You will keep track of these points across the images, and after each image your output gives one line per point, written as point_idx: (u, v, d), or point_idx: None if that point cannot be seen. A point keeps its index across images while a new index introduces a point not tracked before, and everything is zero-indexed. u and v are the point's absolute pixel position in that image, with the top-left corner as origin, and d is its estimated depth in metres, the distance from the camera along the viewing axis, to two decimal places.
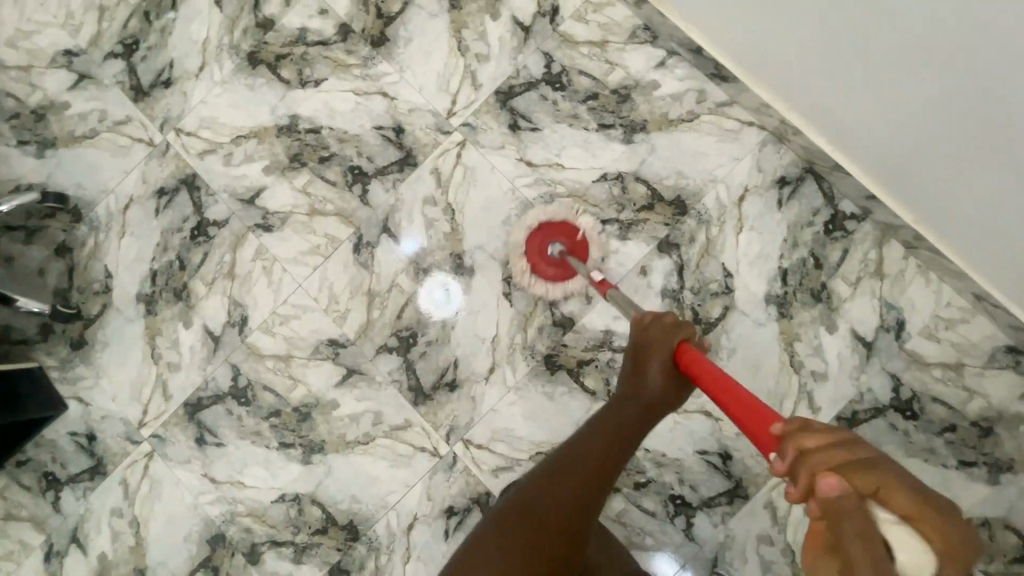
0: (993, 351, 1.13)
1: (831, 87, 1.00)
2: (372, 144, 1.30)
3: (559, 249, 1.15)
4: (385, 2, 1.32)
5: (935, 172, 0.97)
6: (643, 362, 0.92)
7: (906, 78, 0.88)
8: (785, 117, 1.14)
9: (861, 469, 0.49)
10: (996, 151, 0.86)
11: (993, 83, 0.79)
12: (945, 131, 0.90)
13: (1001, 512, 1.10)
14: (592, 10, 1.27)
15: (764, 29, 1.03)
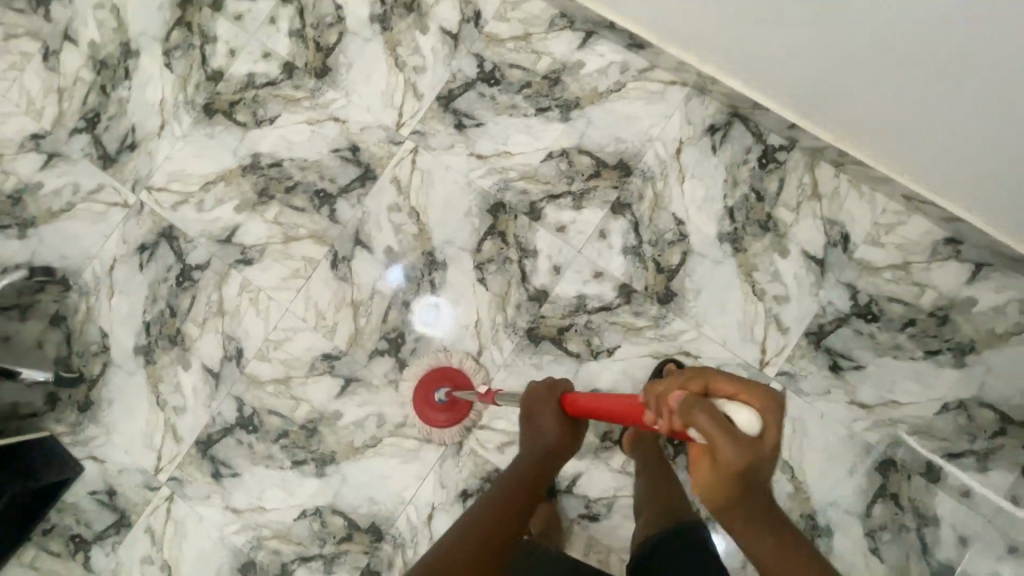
0: (934, 246, 1.22)
1: (813, 75, 1.07)
2: (332, 167, 1.38)
3: (443, 394, 1.23)
4: (321, 36, 1.42)
5: (919, 149, 1.07)
6: (537, 417, 1.04)
7: (911, 77, 0.95)
8: (700, 70, 1.24)
9: (693, 377, 0.67)
10: (979, 143, 0.98)
11: (992, 93, 0.89)
12: (938, 122, 0.99)
13: (973, 391, 1.18)
14: (511, 8, 1.37)
15: (765, 27, 1.04)
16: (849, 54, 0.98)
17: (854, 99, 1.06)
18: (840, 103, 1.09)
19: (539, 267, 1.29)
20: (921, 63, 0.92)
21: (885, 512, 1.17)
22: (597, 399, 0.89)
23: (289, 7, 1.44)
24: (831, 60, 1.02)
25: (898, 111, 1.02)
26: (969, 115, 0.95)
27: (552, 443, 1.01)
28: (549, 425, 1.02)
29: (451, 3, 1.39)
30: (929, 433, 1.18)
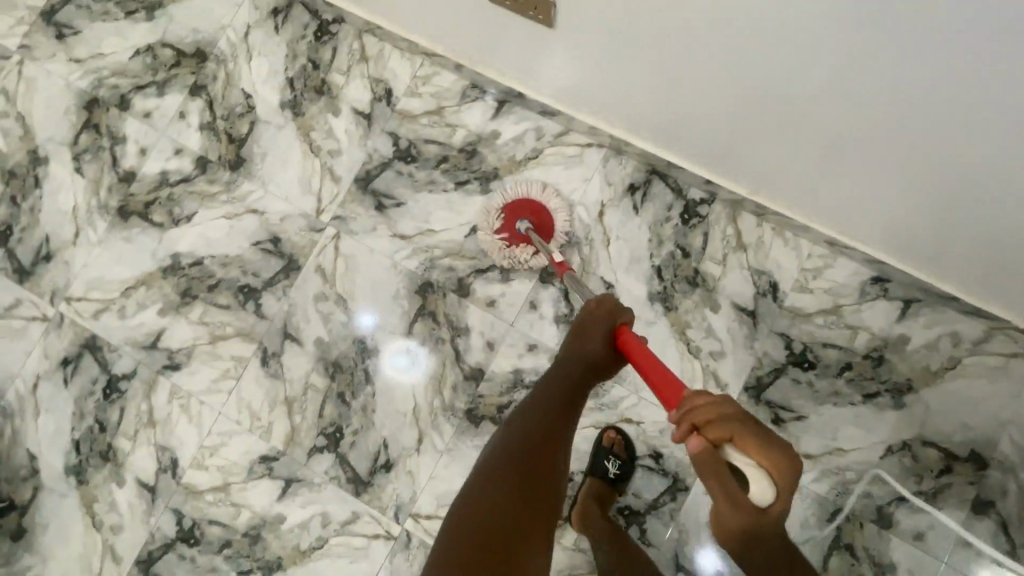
0: (861, 286, 1.22)
1: (728, 134, 1.08)
2: (254, 260, 1.34)
3: (526, 224, 1.22)
4: (233, 127, 1.39)
5: (863, 199, 1.05)
6: (582, 336, 1.00)
7: (886, 137, 0.89)
8: (613, 134, 1.25)
9: (715, 421, 0.66)
10: (926, 205, 0.98)
11: (960, 171, 0.88)
12: (896, 181, 0.97)
13: (915, 430, 1.17)
14: (421, 83, 1.36)
15: (739, 71, 0.92)
16: (758, 115, 0.99)
17: (815, 147, 0.99)
18: (758, 158, 1.10)
19: (473, 344, 1.27)
20: (907, 126, 0.85)
21: (842, 564, 1.15)
22: (643, 358, 0.88)
23: (198, 100, 1.41)
24: (743, 120, 1.02)
25: (813, 163, 1.03)
26: (886, 172, 0.96)
27: (595, 366, 0.99)
28: (596, 345, 0.98)
29: (361, 83, 1.38)
30: (877, 477, 1.17)
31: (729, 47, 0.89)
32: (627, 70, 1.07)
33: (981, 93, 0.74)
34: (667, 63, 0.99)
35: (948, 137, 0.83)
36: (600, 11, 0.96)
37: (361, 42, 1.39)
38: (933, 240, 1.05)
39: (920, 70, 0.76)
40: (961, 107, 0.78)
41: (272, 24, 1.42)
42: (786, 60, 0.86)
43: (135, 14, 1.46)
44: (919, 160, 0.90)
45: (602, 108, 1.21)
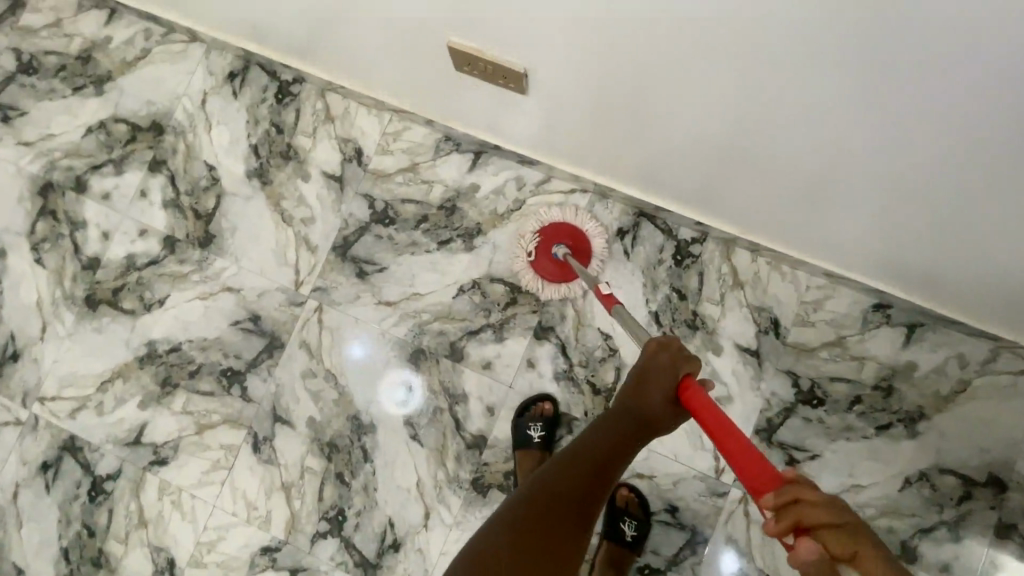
0: (864, 314, 1.18)
1: (710, 171, 1.05)
2: (235, 342, 1.28)
3: (563, 250, 1.17)
4: (199, 202, 1.33)
5: (847, 226, 1.03)
6: (646, 383, 0.82)
7: (876, 163, 0.86)
8: (595, 182, 1.23)
9: (845, 537, 0.57)
10: (913, 229, 0.96)
11: (952, 195, 0.86)
12: (884, 206, 0.94)
13: (931, 459, 1.15)
14: (393, 139, 1.31)
15: (722, 102, 0.88)
16: (737, 151, 0.97)
17: (800, 173, 0.95)
18: (743, 194, 1.08)
19: (472, 410, 1.22)
20: (901, 153, 0.82)
21: None
22: (706, 410, 0.75)
23: (159, 176, 1.34)
24: (722, 158, 1.00)
25: (799, 196, 1.01)
26: (874, 197, 0.93)
27: (648, 417, 0.80)
28: (654, 398, 0.81)
29: (329, 144, 1.32)
30: (896, 511, 1.14)
31: (697, 92, 0.88)
32: (601, 120, 1.05)
33: (958, 116, 0.73)
34: (638, 110, 0.98)
35: (932, 160, 0.81)
36: (566, 72, 0.96)
37: (325, 101, 1.33)
38: (928, 262, 1.03)
39: (893, 100, 0.74)
40: (962, 132, 0.75)
41: (229, 89, 1.35)
42: (759, 99, 0.84)
43: (83, 88, 1.39)
44: (907, 186, 0.88)
45: (580, 159, 1.19)
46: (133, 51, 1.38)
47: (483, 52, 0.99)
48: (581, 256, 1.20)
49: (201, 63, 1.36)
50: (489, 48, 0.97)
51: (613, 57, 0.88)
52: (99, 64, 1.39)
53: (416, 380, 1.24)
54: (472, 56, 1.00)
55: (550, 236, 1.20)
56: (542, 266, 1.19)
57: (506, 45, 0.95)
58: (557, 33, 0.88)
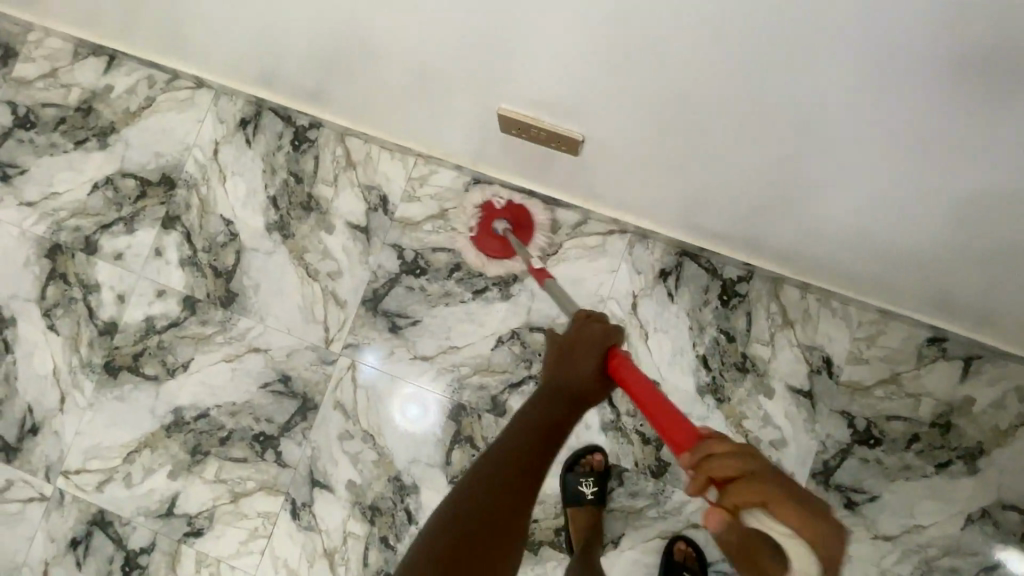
0: (918, 349, 1.15)
1: (719, 196, 1.01)
2: (266, 404, 1.23)
3: (503, 226, 1.17)
4: (218, 258, 1.26)
5: (858, 246, 1.00)
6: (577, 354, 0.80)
7: (880, 181, 0.83)
8: (623, 222, 1.20)
9: (745, 484, 0.50)
10: (928, 247, 0.93)
11: (964, 208, 0.82)
12: (893, 223, 0.91)
13: (993, 495, 1.12)
14: (419, 185, 1.25)
15: (718, 126, 0.85)
16: (736, 176, 0.94)
17: (801, 192, 0.92)
18: (758, 219, 1.03)
19: None
20: (904, 169, 0.79)
21: None
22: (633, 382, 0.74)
23: (174, 233, 1.28)
24: (724, 180, 0.96)
25: (811, 215, 0.96)
26: (880, 214, 0.90)
27: (577, 391, 0.79)
28: (584, 369, 0.79)
29: (352, 193, 1.26)
30: (960, 551, 1.11)
31: (689, 113, 0.85)
32: (613, 155, 1.02)
33: (959, 121, 0.68)
34: (635, 135, 0.94)
35: (938, 174, 0.78)
36: (598, 122, 0.94)
37: (346, 146, 1.27)
38: (965, 278, 0.97)
39: (888, 113, 0.71)
40: (966, 145, 0.71)
41: (243, 137, 1.29)
42: (753, 119, 0.81)
43: (86, 142, 1.31)
44: (915, 201, 0.84)
45: (600, 197, 1.16)
46: (137, 101, 1.31)
47: (538, 119, 0.98)
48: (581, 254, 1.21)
49: (210, 110, 1.30)
50: (543, 115, 0.97)
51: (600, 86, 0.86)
52: (101, 115, 1.32)
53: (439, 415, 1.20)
54: (523, 121, 0.99)
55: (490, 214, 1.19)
56: (485, 244, 1.19)
57: (559, 111, 0.95)
58: (553, 70, 0.86)
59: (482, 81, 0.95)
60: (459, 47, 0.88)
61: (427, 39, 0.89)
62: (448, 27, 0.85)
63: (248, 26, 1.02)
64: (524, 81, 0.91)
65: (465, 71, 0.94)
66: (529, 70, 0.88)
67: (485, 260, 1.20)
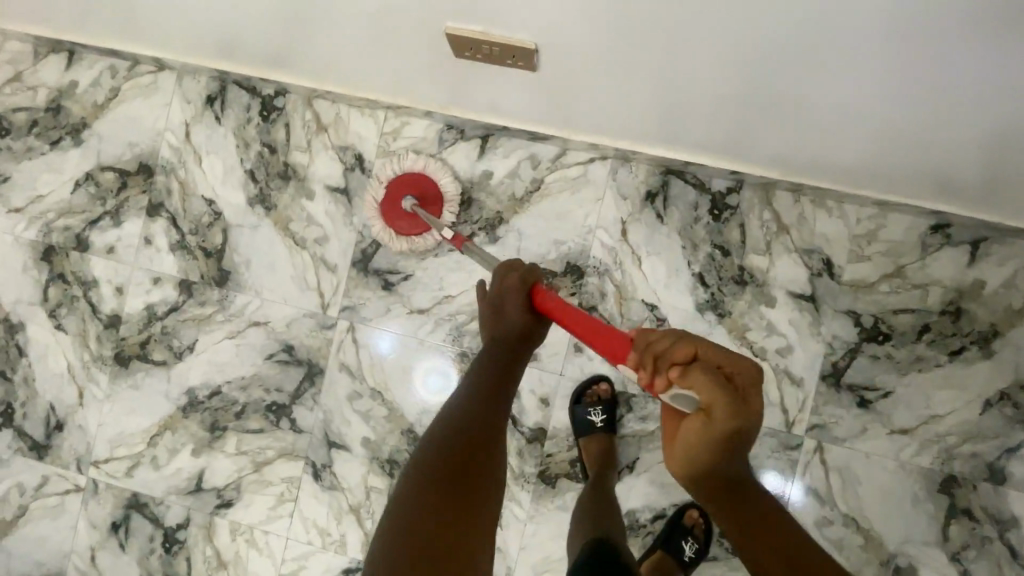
0: (921, 239, 1.12)
1: (734, 127, 1.00)
2: (273, 375, 1.25)
3: (410, 202, 1.15)
4: (207, 238, 1.27)
5: (864, 173, 1.03)
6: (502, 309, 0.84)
7: (904, 129, 0.87)
8: (601, 144, 1.15)
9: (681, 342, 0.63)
10: (933, 177, 0.99)
11: (976, 154, 0.89)
12: (903, 159, 0.96)
13: (1012, 376, 1.09)
14: (393, 139, 1.24)
15: (751, 80, 0.86)
16: (752, 115, 0.95)
17: (821, 130, 0.94)
18: (765, 145, 1.03)
19: (526, 405, 1.19)
20: (933, 122, 0.84)
21: (963, 531, 1.09)
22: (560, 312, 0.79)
23: (160, 219, 1.29)
24: (743, 117, 0.96)
25: (829, 142, 0.96)
26: (895, 152, 0.94)
27: (519, 335, 0.83)
28: (514, 316, 0.83)
29: (326, 156, 1.25)
30: (980, 436, 1.10)
31: (723, 61, 0.83)
32: (603, 81, 0.96)
33: (999, 85, 0.72)
34: (657, 81, 0.92)
35: (960, 127, 0.83)
36: (600, 55, 0.89)
37: (314, 109, 1.26)
38: (963, 196, 1.02)
39: (934, 69, 0.73)
40: (996, 107, 0.77)
41: (212, 115, 1.28)
42: (789, 66, 0.80)
43: (61, 141, 1.32)
44: (930, 144, 0.89)
45: (572, 122, 1.11)
46: (103, 93, 1.31)
47: (488, 34, 0.89)
48: (596, 194, 1.19)
49: (176, 92, 1.29)
50: (492, 28, 0.87)
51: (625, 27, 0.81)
52: (70, 112, 1.32)
53: (453, 364, 1.21)
54: (472, 40, 0.91)
55: (396, 190, 1.17)
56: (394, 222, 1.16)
57: (511, 24, 0.86)
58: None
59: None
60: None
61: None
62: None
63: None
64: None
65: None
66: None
67: (397, 239, 1.17)
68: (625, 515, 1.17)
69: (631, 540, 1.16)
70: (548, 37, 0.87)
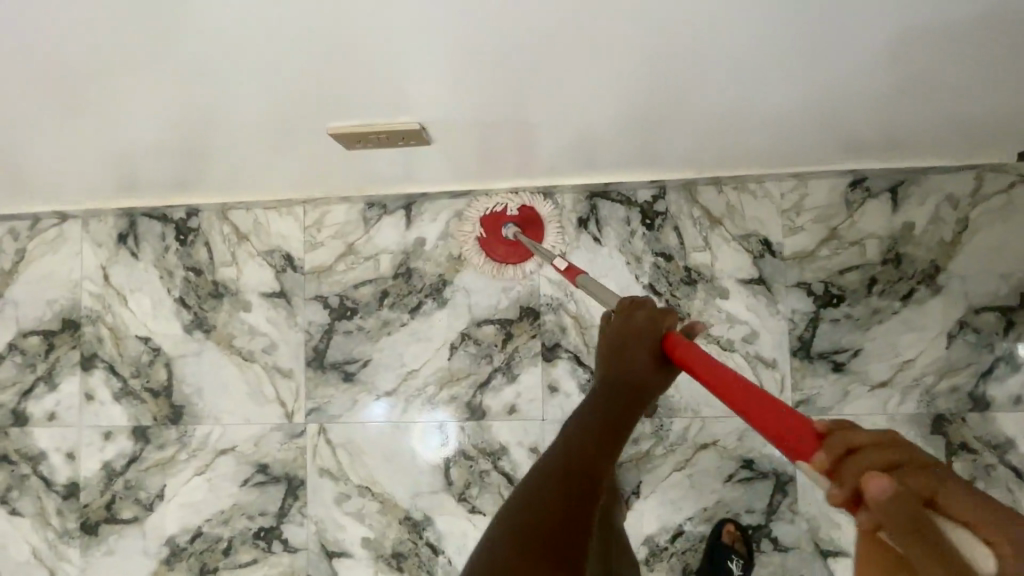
0: (844, 198, 1.15)
1: (653, 142, 1.02)
2: (253, 500, 1.18)
3: (512, 228, 1.13)
4: (151, 378, 1.21)
5: (782, 153, 1.07)
6: (624, 344, 0.64)
7: (813, 112, 0.91)
8: (523, 184, 1.16)
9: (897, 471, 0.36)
10: (845, 144, 1.04)
11: (881, 119, 0.94)
12: (816, 136, 1.00)
13: (964, 304, 1.12)
14: (317, 230, 1.21)
15: (663, 102, 0.88)
16: (670, 130, 0.98)
17: (736, 128, 0.97)
18: (685, 151, 1.06)
19: (518, 458, 1.15)
20: (838, 102, 0.88)
21: (966, 465, 1.10)
22: (699, 364, 0.57)
23: (98, 371, 1.22)
24: (662, 133, 0.99)
25: (746, 136, 1.00)
26: (807, 131, 0.98)
27: (637, 381, 0.61)
28: (640, 361, 0.62)
29: (254, 264, 1.22)
30: (954, 369, 1.12)
31: (633, 91, 0.85)
32: (542, 129, 0.97)
33: (892, 63, 0.78)
34: (569, 121, 0.94)
35: (864, 101, 0.88)
36: (508, 112, 0.91)
37: (231, 221, 1.23)
38: (874, 153, 1.07)
39: (830, 61, 0.77)
40: (891, 81, 0.82)
41: (127, 252, 1.23)
42: (694, 84, 0.83)
43: None
44: (838, 119, 0.94)
45: (490, 171, 1.12)
46: (9, 258, 1.25)
47: (371, 124, 0.92)
48: (533, 232, 1.17)
49: (84, 239, 1.24)
50: (371, 117, 0.90)
51: (576, 71, 0.79)
52: None
53: (451, 420, 1.17)
54: (358, 133, 0.93)
55: (500, 217, 1.16)
56: (492, 245, 1.15)
57: (396, 109, 0.88)
58: (466, 61, 0.77)
59: (310, 95, 0.84)
60: (275, 61, 0.76)
61: (219, 62, 0.75)
62: (229, 46, 0.72)
63: (57, 132, 0.93)
64: (364, 81, 0.80)
65: (279, 89, 0.82)
66: (385, 69, 0.78)
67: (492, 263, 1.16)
68: (644, 542, 1.13)
69: (658, 566, 1.13)
70: (453, 107, 0.89)
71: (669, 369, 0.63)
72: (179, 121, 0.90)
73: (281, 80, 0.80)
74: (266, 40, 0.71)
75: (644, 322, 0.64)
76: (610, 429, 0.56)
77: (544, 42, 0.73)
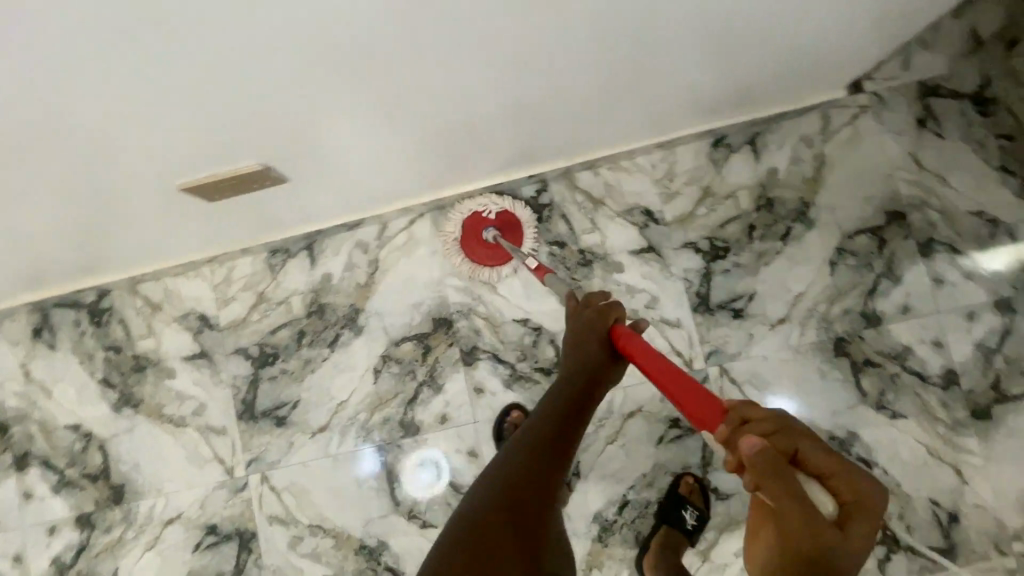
0: (709, 158, 1.23)
1: (515, 142, 1.09)
2: (207, 563, 1.18)
3: (491, 232, 1.18)
4: (87, 463, 1.22)
5: (637, 127, 1.14)
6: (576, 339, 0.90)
7: (645, 88, 1.00)
8: (411, 203, 1.22)
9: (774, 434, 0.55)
10: (690, 108, 1.12)
11: (711, 81, 1.03)
12: (660, 106, 1.08)
13: (837, 232, 1.20)
14: (227, 286, 1.25)
15: (507, 107, 0.96)
16: (526, 129, 1.05)
17: (585, 115, 1.05)
18: (550, 144, 1.13)
19: (458, 465, 1.18)
20: (664, 75, 0.97)
21: (873, 380, 1.16)
22: (641, 355, 0.79)
23: (32, 468, 1.22)
24: (520, 133, 1.05)
25: (598, 119, 1.07)
26: (650, 104, 1.06)
27: (593, 368, 0.87)
28: (591, 350, 0.88)
29: (171, 331, 1.24)
30: (842, 293, 1.19)
31: (475, 103, 0.92)
32: (408, 151, 1.03)
33: (690, 34, 0.86)
34: (427, 138, 1.00)
35: (685, 69, 0.96)
36: (366, 143, 0.96)
37: (142, 294, 1.26)
38: (721, 110, 1.15)
39: (633, 42, 0.85)
40: (700, 49, 0.91)
41: (44, 345, 1.25)
42: (527, 86, 0.91)
43: None
44: (672, 88, 1.02)
45: (374, 197, 1.17)
46: None
47: (215, 174, 0.92)
48: (513, 235, 1.20)
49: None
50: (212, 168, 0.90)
51: (414, 85, 0.83)
52: None
53: (441, 453, 1.18)
54: (206, 184, 0.94)
55: (479, 219, 1.20)
56: (474, 249, 1.19)
57: (230, 157, 0.89)
58: (306, 102, 0.81)
59: (167, 163, 0.87)
60: (117, 138, 0.78)
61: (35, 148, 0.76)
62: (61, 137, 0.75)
63: None
64: (198, 142, 0.83)
65: (135, 164, 0.86)
66: (230, 130, 0.82)
67: (476, 266, 1.20)
68: (594, 520, 1.16)
69: (613, 541, 1.15)
70: (309, 149, 0.93)
71: (614, 359, 0.89)
72: (51, 211, 0.93)
73: (118, 155, 0.82)
74: (93, 121, 0.73)
75: (592, 321, 0.89)
76: (572, 405, 0.84)
77: (374, 73, 0.78)
